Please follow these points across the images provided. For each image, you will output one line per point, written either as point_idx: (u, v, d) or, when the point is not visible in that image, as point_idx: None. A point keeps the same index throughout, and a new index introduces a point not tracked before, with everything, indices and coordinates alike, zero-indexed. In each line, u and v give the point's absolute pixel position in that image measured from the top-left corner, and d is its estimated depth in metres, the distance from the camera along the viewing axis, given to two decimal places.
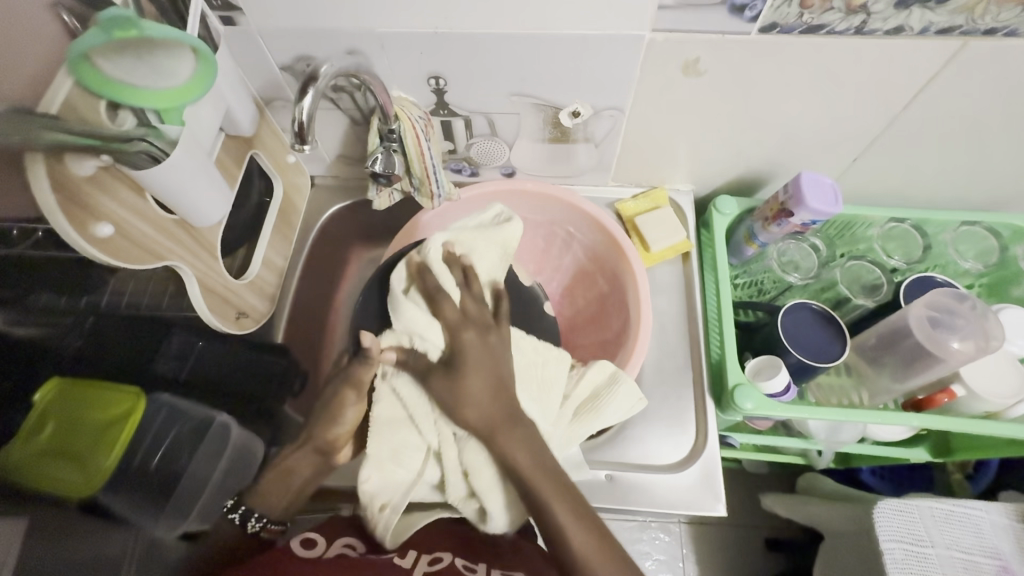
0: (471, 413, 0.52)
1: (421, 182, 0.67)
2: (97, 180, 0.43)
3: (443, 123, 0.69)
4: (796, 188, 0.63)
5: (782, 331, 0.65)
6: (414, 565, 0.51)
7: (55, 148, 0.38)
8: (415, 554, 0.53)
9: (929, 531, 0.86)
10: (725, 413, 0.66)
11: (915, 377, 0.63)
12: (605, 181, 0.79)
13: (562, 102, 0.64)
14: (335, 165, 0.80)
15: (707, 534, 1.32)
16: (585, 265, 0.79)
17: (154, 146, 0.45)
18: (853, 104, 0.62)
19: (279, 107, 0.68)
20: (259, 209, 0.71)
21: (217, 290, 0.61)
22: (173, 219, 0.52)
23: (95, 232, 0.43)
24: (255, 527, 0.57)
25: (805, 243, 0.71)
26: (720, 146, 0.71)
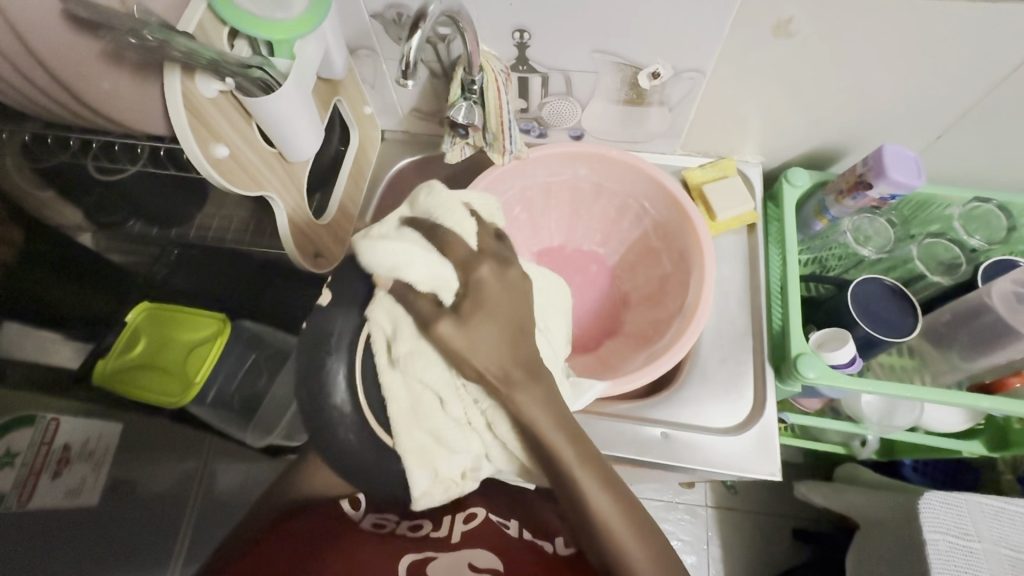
0: (476, 357, 0.45)
1: (495, 137, 0.69)
2: (219, 104, 0.46)
3: (520, 79, 0.70)
4: (878, 160, 0.62)
5: (852, 300, 0.65)
6: (451, 530, 0.58)
7: (187, 63, 0.42)
8: (450, 516, 0.60)
9: (976, 525, 0.84)
10: (784, 382, 0.66)
11: (990, 355, 0.62)
12: (673, 148, 0.79)
13: (643, 61, 0.64)
14: (407, 119, 0.82)
15: (734, 518, 1.32)
16: (653, 242, 0.80)
17: (269, 75, 0.48)
18: (950, 74, 0.60)
19: (363, 56, 0.70)
20: (337, 156, 0.73)
21: (302, 226, 0.64)
22: (272, 151, 0.55)
23: (214, 152, 0.46)
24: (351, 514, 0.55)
25: (880, 218, 0.70)
26: (799, 117, 0.70)
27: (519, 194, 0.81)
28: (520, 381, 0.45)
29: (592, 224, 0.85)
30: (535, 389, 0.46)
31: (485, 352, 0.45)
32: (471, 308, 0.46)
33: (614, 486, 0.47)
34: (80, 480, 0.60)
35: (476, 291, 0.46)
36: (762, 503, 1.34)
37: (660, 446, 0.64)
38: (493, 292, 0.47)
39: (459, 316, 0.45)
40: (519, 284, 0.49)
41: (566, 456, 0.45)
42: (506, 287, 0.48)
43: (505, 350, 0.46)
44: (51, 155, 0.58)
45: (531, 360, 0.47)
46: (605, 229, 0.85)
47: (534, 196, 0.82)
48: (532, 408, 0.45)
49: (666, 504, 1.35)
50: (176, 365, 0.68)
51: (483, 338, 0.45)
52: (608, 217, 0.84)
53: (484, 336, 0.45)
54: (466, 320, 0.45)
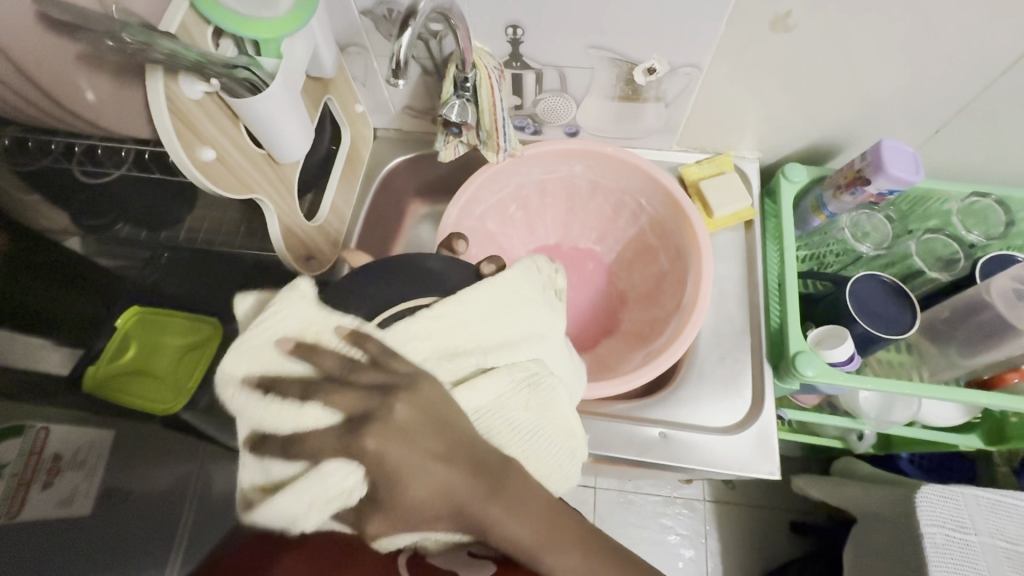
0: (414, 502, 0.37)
1: (489, 135, 0.68)
2: (204, 106, 0.45)
3: (514, 76, 0.69)
4: (875, 155, 0.61)
5: (850, 298, 0.64)
6: None
7: (171, 65, 0.40)
8: None
9: (973, 519, 0.84)
10: (783, 381, 0.66)
11: (989, 352, 0.61)
12: (669, 144, 0.79)
13: (638, 57, 0.63)
14: (399, 116, 0.81)
15: (732, 512, 1.33)
16: (650, 239, 0.79)
17: (255, 75, 0.47)
18: (948, 68, 0.59)
19: (354, 54, 0.69)
20: (328, 155, 0.72)
21: (293, 228, 0.63)
22: (261, 153, 0.54)
23: (200, 156, 0.45)
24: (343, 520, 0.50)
25: (878, 214, 0.70)
26: (796, 111, 0.69)
27: (515, 192, 0.80)
28: (475, 513, 0.39)
29: (588, 221, 0.85)
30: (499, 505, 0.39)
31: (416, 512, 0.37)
32: (374, 466, 0.35)
33: (608, 555, 0.44)
34: (70, 489, 0.60)
35: (373, 449, 0.35)
36: (759, 495, 1.34)
37: (658, 446, 0.64)
38: (398, 449, 0.36)
39: (376, 503, 0.36)
40: (438, 398, 0.37)
41: (546, 563, 0.42)
42: (410, 422, 0.36)
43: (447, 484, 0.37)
44: (31, 160, 0.55)
45: (484, 472, 0.38)
46: (601, 226, 0.84)
47: (530, 194, 0.82)
48: (499, 527, 0.39)
49: (664, 499, 1.35)
50: (164, 371, 0.71)
51: (416, 495, 0.37)
52: (603, 215, 0.83)
53: (415, 493, 0.37)
54: (380, 498, 0.36)
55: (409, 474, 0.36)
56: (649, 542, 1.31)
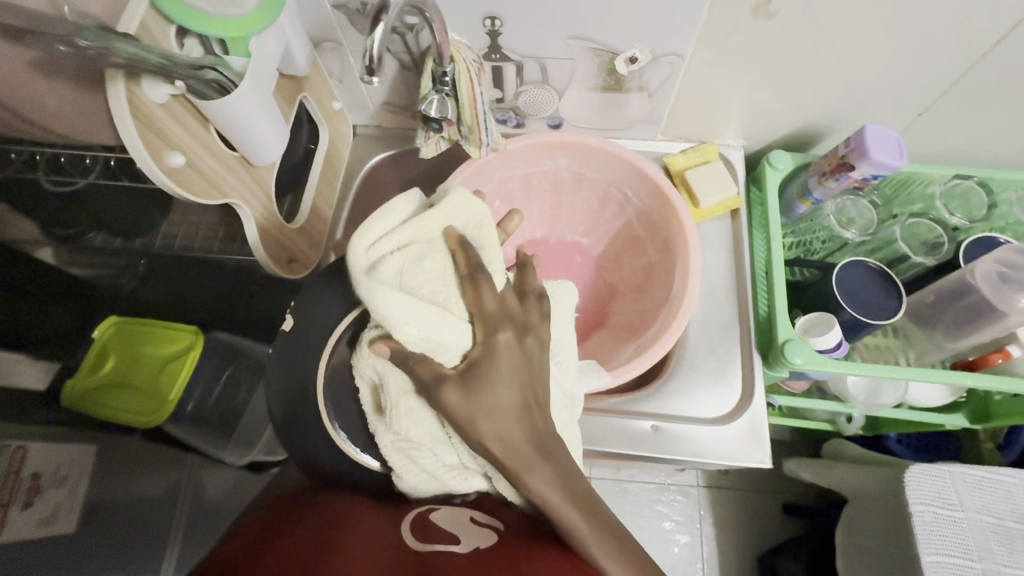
0: (486, 422, 0.42)
1: (471, 129, 0.67)
2: (171, 109, 0.43)
3: (494, 69, 0.67)
4: (860, 140, 0.61)
5: (837, 285, 0.64)
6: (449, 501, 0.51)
7: (130, 68, 0.38)
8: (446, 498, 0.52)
9: (959, 495, 0.86)
10: (772, 369, 0.66)
11: (975, 334, 0.62)
12: (653, 134, 0.78)
13: (619, 47, 0.62)
14: (379, 113, 0.79)
15: (726, 497, 1.34)
16: (637, 230, 0.79)
17: (223, 76, 0.45)
18: (930, 50, 0.59)
19: (328, 49, 0.67)
20: (306, 155, 0.70)
21: (271, 232, 0.61)
22: (234, 155, 0.52)
23: (169, 161, 0.43)
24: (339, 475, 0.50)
25: (863, 199, 0.70)
26: (780, 97, 0.69)
27: (499, 187, 0.79)
28: (530, 460, 0.42)
29: (575, 214, 0.84)
30: (549, 461, 0.43)
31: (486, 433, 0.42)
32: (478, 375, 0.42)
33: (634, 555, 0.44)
34: (53, 507, 0.60)
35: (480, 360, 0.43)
36: (751, 479, 1.36)
37: (651, 440, 0.64)
38: (499, 372, 0.43)
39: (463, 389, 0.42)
40: (537, 353, 0.46)
41: (577, 530, 0.43)
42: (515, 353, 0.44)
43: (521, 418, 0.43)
44: None
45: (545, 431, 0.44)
46: (588, 219, 0.83)
47: (514, 189, 0.81)
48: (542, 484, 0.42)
49: (659, 487, 1.36)
50: (149, 381, 0.65)
51: (492, 405, 0.42)
52: (590, 207, 0.82)
53: (491, 415, 0.42)
54: (470, 388, 0.42)
55: (495, 390, 0.42)
56: (645, 529, 1.32)
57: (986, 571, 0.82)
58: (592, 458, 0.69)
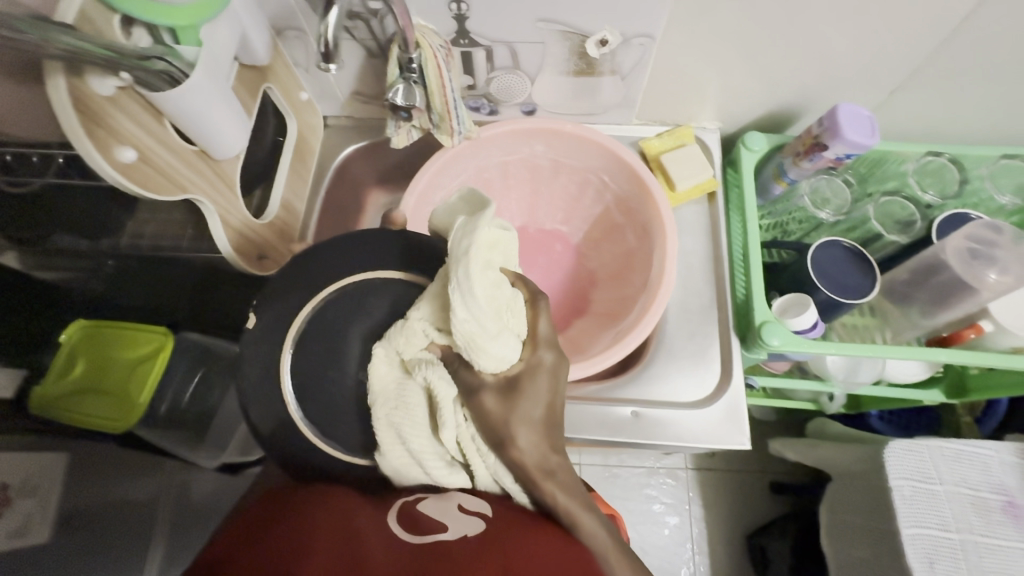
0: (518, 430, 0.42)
1: (441, 117, 0.66)
2: (119, 102, 0.41)
3: (464, 54, 0.66)
4: (832, 120, 0.60)
5: (812, 267, 0.64)
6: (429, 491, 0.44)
7: (71, 60, 0.37)
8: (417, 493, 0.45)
9: (938, 469, 0.87)
10: (750, 351, 0.67)
11: (948, 311, 0.62)
12: (629, 119, 0.77)
13: (590, 29, 0.61)
14: (349, 103, 0.77)
15: (713, 478, 1.36)
16: (615, 216, 0.78)
17: (173, 66, 0.43)
18: (899, 27, 0.59)
19: (291, 38, 0.65)
20: (274, 148, 0.68)
21: (237, 228, 0.59)
22: (192, 149, 0.50)
23: (118, 157, 0.42)
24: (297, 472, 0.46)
25: (837, 179, 0.70)
26: (753, 77, 0.68)
27: (475, 175, 0.78)
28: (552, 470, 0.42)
29: (554, 202, 0.83)
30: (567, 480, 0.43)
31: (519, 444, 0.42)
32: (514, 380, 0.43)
33: None
34: (22, 521, 0.55)
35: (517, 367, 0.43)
36: (738, 460, 1.37)
37: (631, 426, 0.64)
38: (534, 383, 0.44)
39: (502, 393, 0.43)
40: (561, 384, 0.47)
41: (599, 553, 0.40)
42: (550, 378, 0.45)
43: (546, 433, 0.43)
44: None
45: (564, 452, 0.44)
46: (566, 207, 0.83)
47: (491, 177, 0.79)
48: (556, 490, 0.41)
49: (648, 470, 1.37)
50: (116, 386, 0.64)
51: (524, 413, 0.42)
52: (569, 194, 0.81)
53: (525, 425, 0.42)
54: (508, 393, 0.42)
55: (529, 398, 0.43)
56: (635, 513, 1.33)
57: (964, 541, 0.83)
58: (576, 446, 0.69)
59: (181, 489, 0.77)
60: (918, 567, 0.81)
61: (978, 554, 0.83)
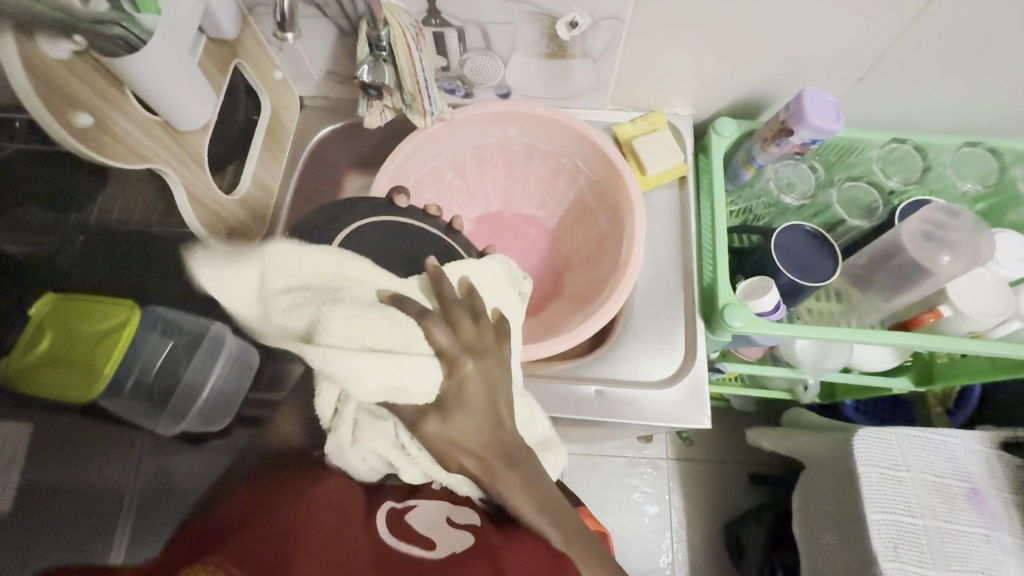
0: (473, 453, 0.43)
1: (413, 97, 0.66)
2: (74, 68, 0.42)
3: (435, 35, 0.66)
4: (798, 105, 0.61)
5: (775, 250, 0.65)
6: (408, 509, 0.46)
7: (24, 24, 0.37)
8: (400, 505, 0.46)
9: (905, 456, 0.88)
10: (714, 333, 0.67)
11: (906, 293, 0.64)
12: (603, 104, 0.77)
13: (559, 10, 0.61)
14: (325, 83, 0.77)
15: (694, 468, 1.37)
16: (588, 199, 0.79)
17: (130, 33, 0.43)
18: (861, 14, 0.59)
19: (263, 14, 0.65)
20: (247, 125, 0.69)
21: (204, 202, 0.59)
22: (156, 121, 0.51)
23: (74, 121, 0.42)
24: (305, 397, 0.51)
25: (803, 164, 0.71)
26: (723, 63, 0.69)
27: (450, 158, 0.79)
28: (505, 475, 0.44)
29: (528, 187, 0.83)
30: (522, 479, 0.45)
31: (473, 436, 0.43)
32: (458, 404, 0.42)
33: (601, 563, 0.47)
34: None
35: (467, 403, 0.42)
36: (717, 451, 1.39)
37: (595, 404, 0.65)
38: (454, 426, 0.42)
39: (447, 403, 0.42)
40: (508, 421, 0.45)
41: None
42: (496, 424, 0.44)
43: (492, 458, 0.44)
44: None
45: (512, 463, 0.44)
46: (541, 191, 0.83)
47: (466, 160, 0.80)
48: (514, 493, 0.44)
49: (629, 460, 1.38)
50: (85, 356, 0.61)
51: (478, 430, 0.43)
52: (542, 177, 0.82)
53: (478, 439, 0.43)
54: (451, 412, 0.42)
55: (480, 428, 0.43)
56: (614, 501, 1.34)
57: (927, 527, 0.85)
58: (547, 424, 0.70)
59: (157, 471, 0.70)
60: (882, 551, 0.82)
61: (941, 540, 0.84)
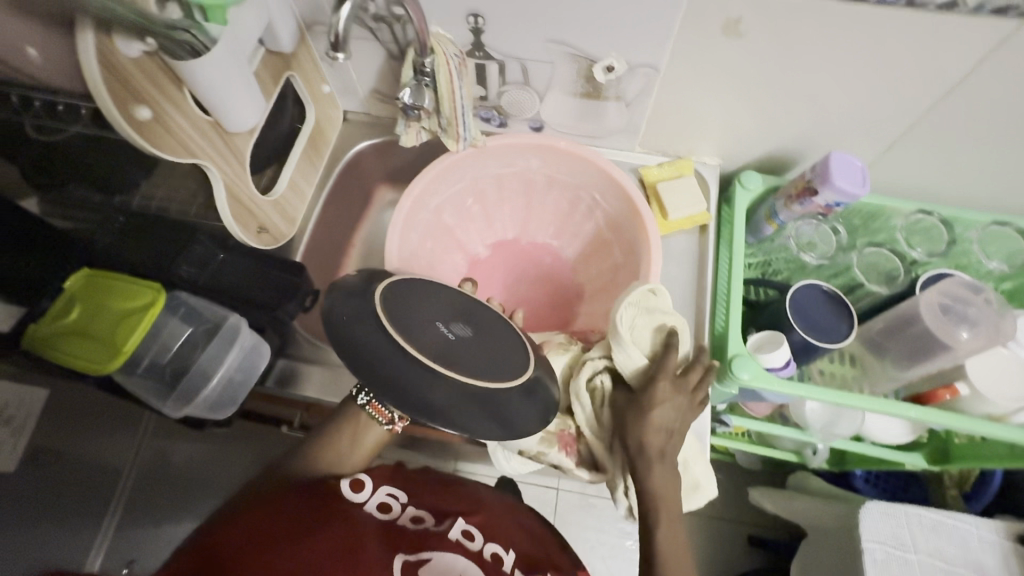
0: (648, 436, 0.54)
1: (449, 122, 0.69)
2: (143, 66, 0.45)
3: (478, 66, 0.69)
4: (824, 167, 0.62)
5: (790, 306, 0.65)
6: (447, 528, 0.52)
7: (105, 21, 0.41)
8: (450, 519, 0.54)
9: (914, 537, 0.84)
10: (720, 385, 0.67)
11: (924, 364, 0.62)
12: (631, 146, 0.79)
13: (597, 54, 0.64)
14: (369, 101, 0.81)
15: (690, 522, 1.33)
16: (604, 233, 0.81)
17: (196, 40, 0.47)
18: (892, 84, 0.61)
19: (320, 33, 0.69)
20: (290, 133, 0.72)
21: (241, 200, 0.62)
22: (208, 120, 0.54)
23: (136, 114, 0.45)
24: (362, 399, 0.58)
25: (826, 225, 0.71)
26: (753, 118, 0.70)
27: (473, 185, 0.81)
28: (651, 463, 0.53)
29: (547, 216, 0.85)
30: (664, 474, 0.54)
31: (660, 426, 0.54)
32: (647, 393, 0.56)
33: None
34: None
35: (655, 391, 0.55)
36: (716, 507, 1.34)
37: None
38: (650, 406, 0.55)
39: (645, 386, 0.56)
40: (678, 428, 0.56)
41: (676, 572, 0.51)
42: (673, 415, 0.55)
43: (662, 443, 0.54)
44: None
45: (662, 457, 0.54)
46: (559, 221, 0.85)
47: (487, 188, 0.82)
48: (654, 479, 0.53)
49: None
50: (105, 331, 0.63)
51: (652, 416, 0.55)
52: (561, 209, 0.84)
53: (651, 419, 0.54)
54: (643, 393, 0.56)
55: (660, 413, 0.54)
56: None
57: None
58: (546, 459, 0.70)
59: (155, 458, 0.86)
60: None
61: None
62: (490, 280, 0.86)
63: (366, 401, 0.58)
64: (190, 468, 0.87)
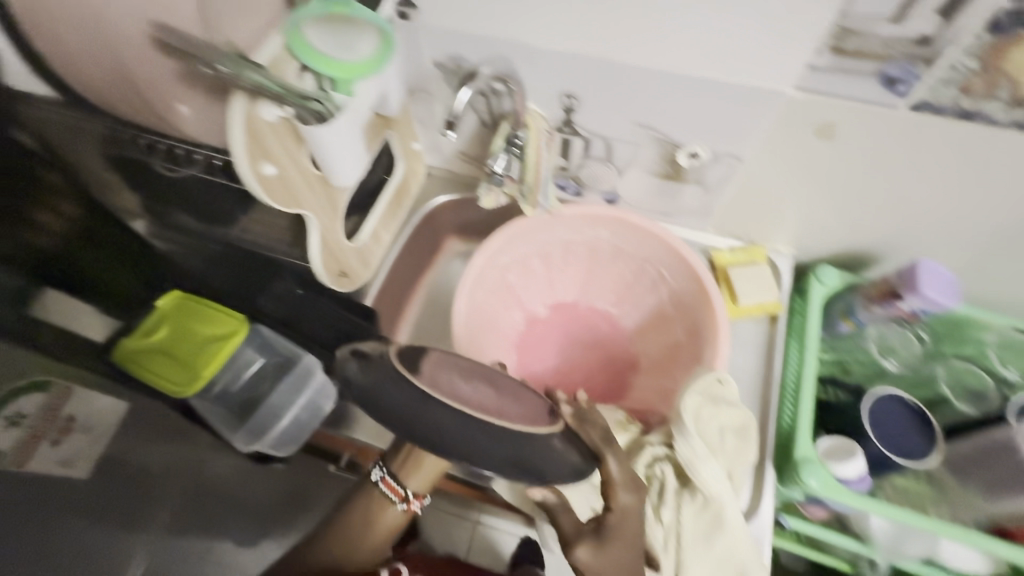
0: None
1: (531, 191, 0.70)
2: (275, 127, 0.50)
3: (564, 140, 0.73)
4: (911, 274, 0.60)
5: (865, 417, 0.64)
6: None
7: (253, 93, 0.47)
8: None
9: None
10: (785, 487, 0.64)
11: (1010, 499, 0.58)
12: (704, 227, 0.80)
13: (684, 141, 0.66)
14: (452, 159, 0.86)
15: None
16: (667, 309, 0.80)
17: (325, 107, 0.51)
18: (989, 197, 0.60)
19: (421, 98, 0.74)
20: (379, 184, 0.77)
21: (331, 246, 0.66)
22: (318, 174, 0.58)
23: (261, 168, 0.50)
24: (375, 476, 0.54)
25: (910, 331, 0.68)
26: (834, 215, 0.70)
27: (539, 249, 0.83)
28: None
29: (607, 283, 0.86)
30: None
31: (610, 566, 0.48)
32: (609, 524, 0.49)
33: None
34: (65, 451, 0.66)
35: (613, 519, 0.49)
36: None
37: None
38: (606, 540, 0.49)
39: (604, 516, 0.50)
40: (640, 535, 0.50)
41: None
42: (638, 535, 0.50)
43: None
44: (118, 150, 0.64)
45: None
46: (619, 290, 0.85)
47: (553, 252, 0.84)
48: None
49: None
50: (189, 355, 0.67)
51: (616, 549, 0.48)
52: (622, 279, 0.84)
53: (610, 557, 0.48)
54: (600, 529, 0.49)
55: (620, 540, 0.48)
56: None
57: None
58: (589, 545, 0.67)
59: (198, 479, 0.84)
60: None
61: None
62: (547, 342, 0.86)
63: (378, 477, 0.54)
64: (239, 480, 0.75)
